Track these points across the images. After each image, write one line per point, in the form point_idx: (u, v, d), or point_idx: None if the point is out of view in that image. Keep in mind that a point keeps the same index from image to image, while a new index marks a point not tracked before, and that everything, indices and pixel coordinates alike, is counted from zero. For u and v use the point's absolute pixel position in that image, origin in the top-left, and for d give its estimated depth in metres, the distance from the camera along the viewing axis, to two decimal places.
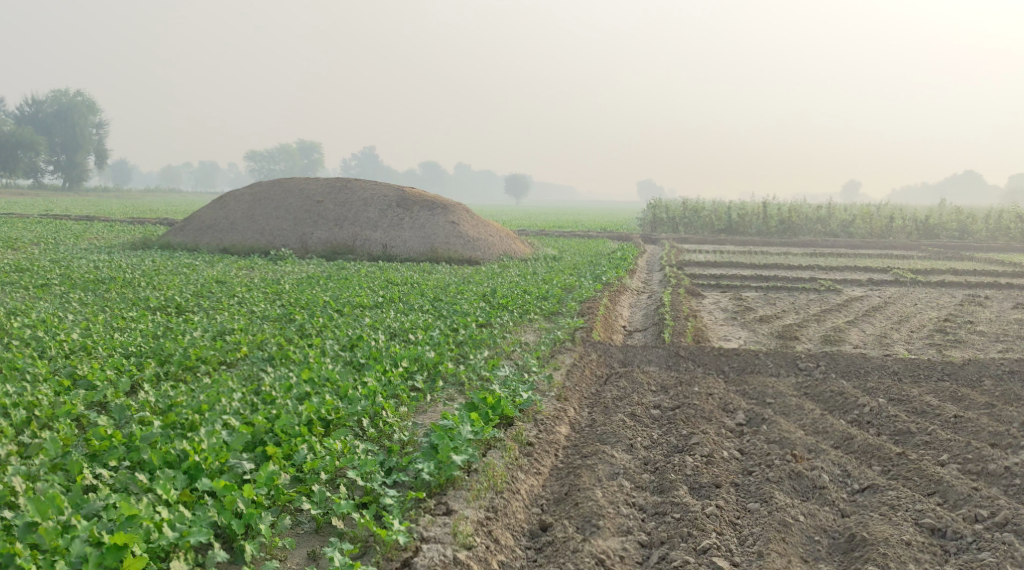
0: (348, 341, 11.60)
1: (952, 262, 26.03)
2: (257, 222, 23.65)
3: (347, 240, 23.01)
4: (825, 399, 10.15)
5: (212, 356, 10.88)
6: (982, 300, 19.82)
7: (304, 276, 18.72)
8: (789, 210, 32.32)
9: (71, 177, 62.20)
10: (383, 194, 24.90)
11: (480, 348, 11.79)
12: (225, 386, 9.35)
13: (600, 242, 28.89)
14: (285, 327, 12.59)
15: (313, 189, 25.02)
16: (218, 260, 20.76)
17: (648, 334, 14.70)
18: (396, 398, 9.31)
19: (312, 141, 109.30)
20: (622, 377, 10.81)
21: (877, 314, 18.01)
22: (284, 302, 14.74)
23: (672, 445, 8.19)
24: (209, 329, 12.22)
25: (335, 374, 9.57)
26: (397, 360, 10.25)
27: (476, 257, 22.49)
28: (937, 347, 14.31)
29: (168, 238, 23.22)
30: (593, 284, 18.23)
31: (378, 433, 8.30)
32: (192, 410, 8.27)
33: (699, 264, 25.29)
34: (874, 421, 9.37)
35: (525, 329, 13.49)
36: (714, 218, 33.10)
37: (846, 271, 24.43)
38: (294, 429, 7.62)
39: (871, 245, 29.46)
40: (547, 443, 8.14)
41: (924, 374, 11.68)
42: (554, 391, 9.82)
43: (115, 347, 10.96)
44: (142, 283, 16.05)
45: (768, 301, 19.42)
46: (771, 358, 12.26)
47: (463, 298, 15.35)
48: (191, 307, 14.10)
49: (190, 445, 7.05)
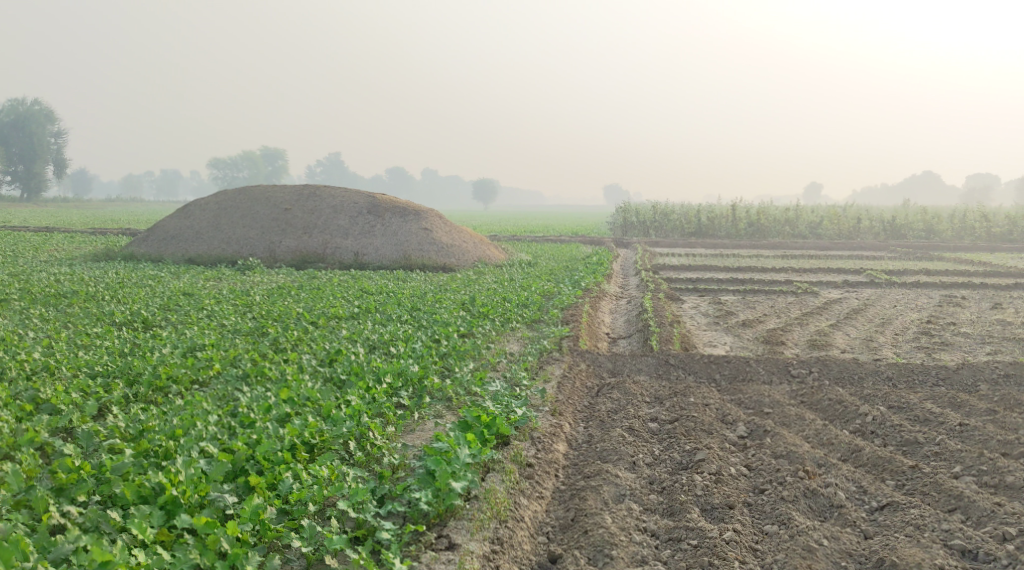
0: (327, 356, 11.13)
1: (924, 262, 25.99)
2: (224, 232, 23.01)
3: (317, 249, 22.46)
4: (824, 408, 9.80)
5: (183, 374, 10.32)
6: (959, 301, 19.71)
7: (275, 286, 18.16)
8: (758, 212, 32.12)
9: (29, 188, 60.63)
10: (353, 201, 24.35)
11: (464, 360, 11.35)
12: (201, 409, 8.82)
13: (573, 247, 28.55)
14: (259, 341, 12.06)
15: (281, 197, 24.40)
16: (184, 271, 20.12)
17: (634, 342, 14.31)
18: (382, 417, 8.86)
19: (275, 149, 108.10)
20: (614, 388, 10.41)
21: (858, 317, 17.77)
22: (256, 314, 14.19)
23: (677, 462, 7.84)
24: (179, 345, 11.67)
25: (316, 393, 9.09)
26: (381, 375, 9.76)
27: (450, 264, 22.00)
28: (925, 350, 14.10)
29: (132, 248, 22.49)
30: (573, 291, 17.83)
31: (366, 457, 7.86)
32: (166, 436, 7.75)
33: (674, 268, 25.02)
34: (879, 430, 9.06)
35: (509, 338, 13.05)
36: (684, 221, 32.86)
37: (820, 273, 24.22)
38: (277, 455, 7.15)
39: (841, 246, 29.36)
40: (547, 463, 7.73)
41: (919, 379, 11.39)
42: (548, 405, 9.37)
43: (79, 366, 10.38)
44: (106, 297, 15.42)
45: (747, 304, 19.17)
46: (763, 364, 11.90)
47: (442, 307, 14.89)
48: (159, 322, 13.51)
49: (166, 476, 6.56)
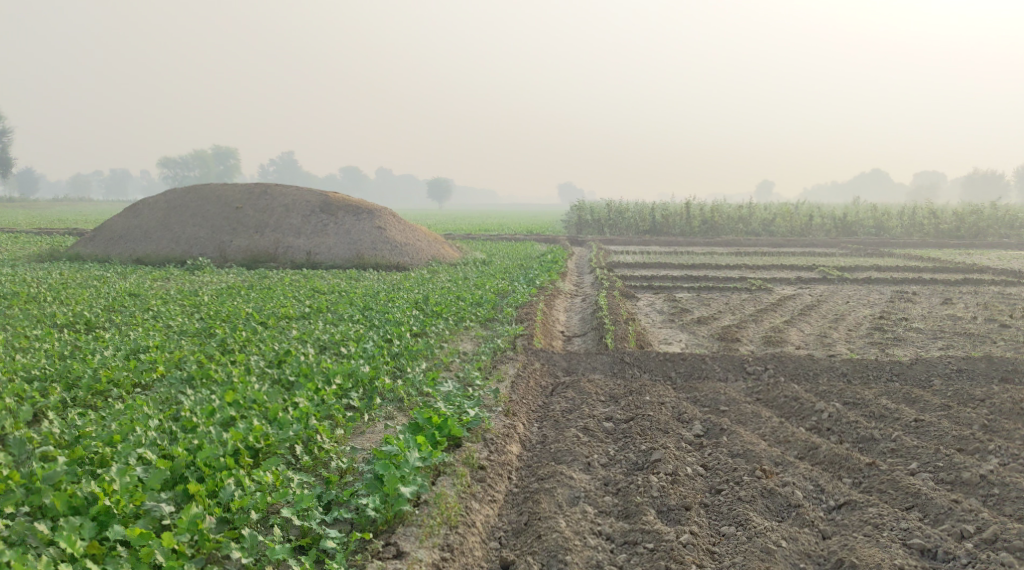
0: (275, 358, 10.82)
1: (875, 258, 26.21)
2: (173, 231, 22.50)
3: (268, 248, 22.03)
4: (779, 405, 9.72)
5: (125, 378, 9.95)
6: (911, 296, 19.87)
7: (225, 286, 17.74)
8: (712, 210, 32.21)
9: None
10: (305, 199, 23.94)
11: (417, 360, 11.10)
12: (141, 414, 8.48)
13: (528, 246, 28.40)
14: (205, 342, 11.71)
15: (232, 195, 23.92)
16: (131, 271, 19.62)
17: (589, 340, 14.18)
18: (331, 420, 8.60)
19: (228, 149, 106.62)
20: (569, 388, 10.23)
21: (812, 313, 17.81)
22: (204, 315, 13.80)
23: (633, 463, 7.69)
24: (122, 347, 11.28)
25: (262, 395, 8.79)
26: (330, 377, 9.47)
27: (404, 263, 21.69)
28: (879, 346, 14.14)
29: (77, 248, 21.86)
30: (527, 288, 17.66)
31: (313, 461, 7.62)
32: (103, 442, 7.42)
33: (628, 265, 24.97)
34: (835, 427, 9.00)
35: (462, 338, 12.81)
36: (639, 219, 32.88)
37: (774, 269, 24.33)
38: (219, 461, 6.86)
39: (794, 243, 29.53)
40: (499, 465, 7.54)
41: (874, 375, 11.38)
42: (502, 405, 9.14)
43: (16, 370, 9.95)
44: (48, 298, 14.93)
45: (702, 301, 19.15)
46: (719, 361, 11.81)
47: (395, 306, 14.61)
48: (102, 324, 13.08)
49: (99, 485, 6.30)
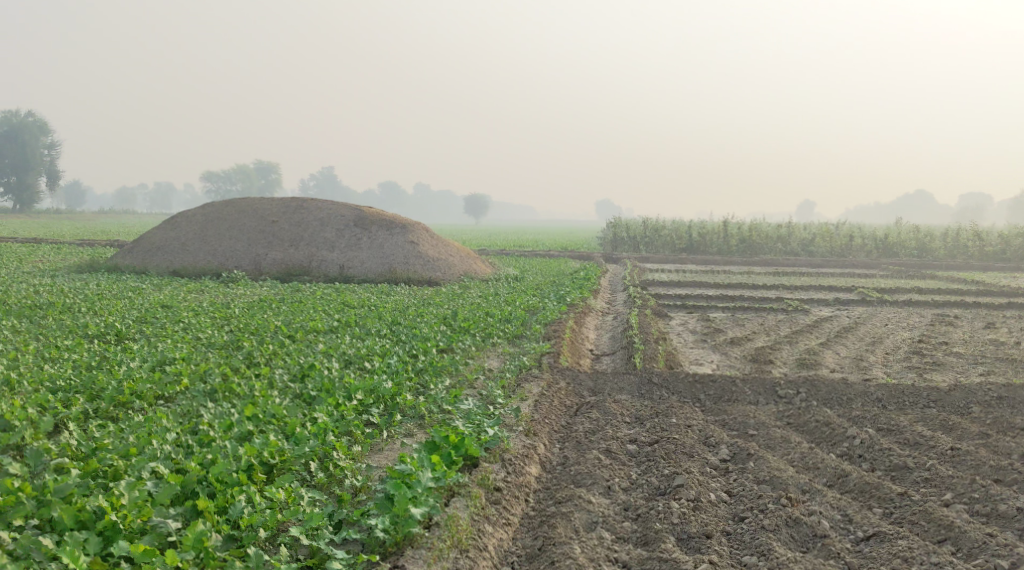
0: (299, 371, 10.72)
1: (917, 280, 25.68)
2: (209, 244, 22.63)
3: (302, 261, 22.07)
4: (810, 430, 9.43)
5: (148, 390, 9.91)
6: (952, 320, 19.39)
7: (256, 299, 17.79)
8: (750, 229, 31.84)
9: (22, 200, 56.50)
10: (339, 213, 23.99)
11: (441, 376, 10.95)
12: (159, 426, 8.40)
13: (562, 262, 28.22)
14: (232, 355, 11.66)
15: (268, 209, 24.05)
16: (166, 283, 19.75)
17: (617, 360, 13.95)
18: (349, 436, 8.46)
19: (269, 163, 107.86)
20: (593, 408, 10.02)
21: (849, 336, 17.42)
22: (233, 327, 13.77)
23: (655, 487, 7.54)
24: (148, 358, 11.26)
25: (282, 410, 8.68)
26: (351, 392, 9.35)
27: (436, 278, 21.59)
28: (917, 370, 13.76)
29: (116, 260, 22.04)
30: (558, 306, 17.48)
31: (327, 478, 7.47)
32: (119, 455, 7.37)
33: (663, 283, 24.70)
34: (867, 454, 8.70)
35: (489, 354, 12.64)
36: (675, 237, 32.58)
37: (812, 290, 23.92)
38: (231, 477, 6.83)
39: (834, 264, 29.04)
40: (516, 487, 7.44)
41: (910, 401, 11.03)
42: (522, 425, 8.97)
43: (42, 381, 9.95)
44: (82, 308, 15.03)
45: (736, 322, 18.83)
46: (750, 384, 11.53)
47: (423, 321, 14.50)
48: (132, 335, 13.09)
49: (107, 500, 6.34)
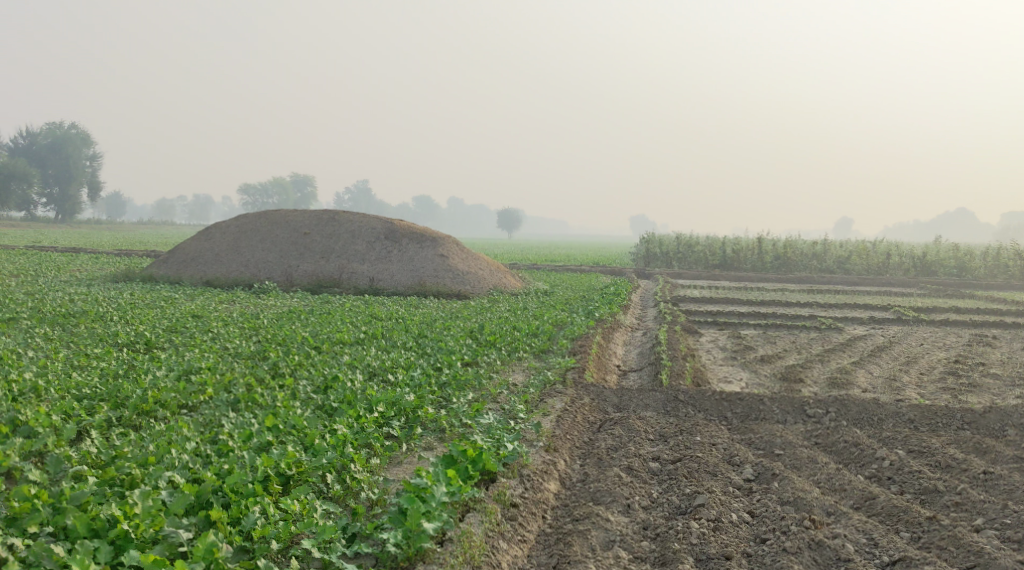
0: (323, 383, 10.68)
1: (954, 299, 25.23)
2: (242, 255, 22.77)
3: (332, 273, 22.14)
4: (838, 450, 9.23)
5: (172, 399, 9.91)
6: (990, 341, 18.98)
7: (286, 310, 17.86)
8: (785, 246, 31.48)
9: (64, 210, 57.38)
10: (370, 226, 24.05)
11: (464, 390, 10.87)
12: (179, 435, 8.38)
13: (593, 277, 28.08)
14: (257, 365, 11.67)
15: (300, 221, 24.16)
16: (199, 293, 19.89)
17: (644, 376, 13.79)
18: (368, 448, 8.41)
19: (305, 176, 108.76)
20: (616, 424, 9.89)
21: (883, 355, 17.11)
22: (260, 338, 13.78)
23: (675, 506, 7.48)
24: (174, 367, 11.28)
25: (302, 420, 8.63)
26: (373, 404, 9.29)
27: (465, 291, 21.54)
28: (952, 391, 13.46)
29: (150, 270, 22.23)
30: (586, 321, 17.35)
31: (344, 490, 7.43)
32: (137, 463, 7.36)
33: (695, 300, 24.46)
34: (896, 477, 8.50)
35: (514, 368, 12.55)
36: (708, 253, 32.31)
37: (847, 308, 23.57)
38: (246, 487, 6.93)
39: (870, 282, 28.62)
40: (533, 504, 7.43)
41: (943, 423, 10.76)
42: (543, 440, 8.88)
43: (68, 389, 9.98)
44: (114, 317, 15.17)
45: (768, 339, 18.58)
46: (778, 403, 11.33)
47: (449, 335, 14.43)
48: (161, 344, 13.14)
49: (121, 509, 6.51)
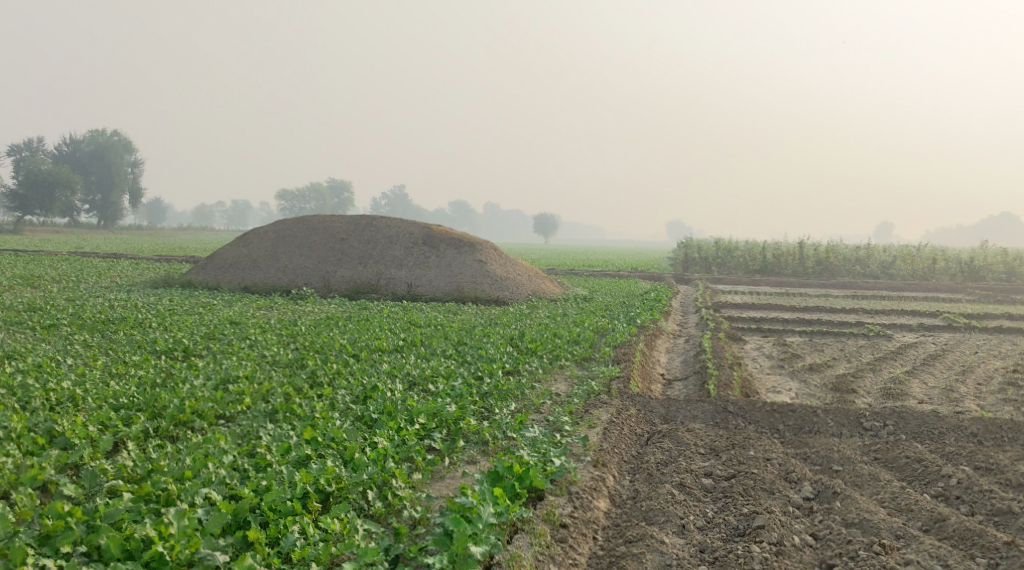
0: (361, 393, 10.40)
1: (1005, 306, 24.50)
2: (280, 261, 22.62)
3: (371, 279, 21.92)
4: (900, 467, 8.76)
5: (209, 409, 9.66)
6: None
7: (323, 316, 17.68)
8: (826, 251, 30.81)
9: (106, 216, 57.91)
10: (408, 231, 23.82)
11: (506, 400, 10.53)
12: (216, 448, 8.12)
13: (631, 282, 27.62)
14: (295, 374, 11.40)
15: (338, 227, 23.97)
16: (238, 299, 19.79)
17: (690, 386, 13.38)
18: (410, 462, 8.11)
19: (342, 182, 109.27)
20: (665, 437, 9.51)
21: (935, 364, 16.54)
22: (298, 346, 13.54)
23: (732, 527, 7.25)
24: (212, 376, 11.04)
25: (342, 433, 8.31)
26: (413, 416, 8.98)
27: (504, 297, 21.24)
28: (1013, 403, 12.90)
29: (189, 276, 22.14)
30: (628, 328, 16.95)
31: (385, 508, 7.14)
32: (173, 478, 7.14)
33: (737, 305, 23.97)
34: (965, 496, 8.04)
35: (556, 377, 12.19)
36: (748, 258, 31.69)
37: (893, 314, 22.95)
38: (285, 505, 6.82)
39: (916, 288, 27.89)
40: (584, 523, 7.17)
41: (1008, 437, 10.27)
42: (590, 454, 8.52)
43: (106, 398, 9.77)
44: (153, 323, 15.06)
45: (815, 347, 18.06)
46: (832, 415, 10.86)
47: (489, 342, 14.11)
48: (199, 351, 12.95)
49: (156, 528, 6.38)
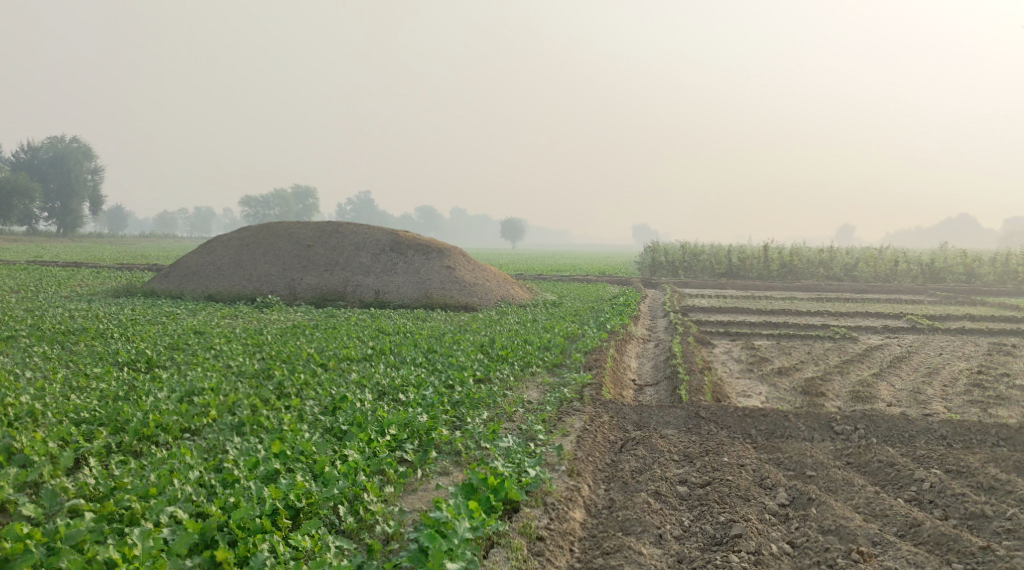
0: (330, 404, 10.21)
1: (967, 307, 24.78)
2: (245, 269, 22.31)
3: (337, 286, 21.69)
4: (873, 471, 8.75)
5: (174, 423, 9.42)
6: (1010, 349, 18.51)
7: (290, 325, 17.43)
8: (791, 253, 31.01)
9: (66, 224, 56.87)
10: (375, 238, 23.60)
11: (478, 409, 10.41)
12: (182, 464, 7.91)
13: (599, 287, 27.59)
14: (263, 385, 11.18)
15: (304, 234, 23.70)
16: (202, 308, 19.48)
17: (661, 391, 13.33)
18: (382, 475, 7.96)
19: (307, 189, 108.48)
20: (639, 444, 9.44)
21: (902, 366, 16.63)
22: (265, 355, 13.31)
23: (709, 536, 7.26)
24: (176, 388, 10.79)
25: (311, 446, 8.12)
26: (384, 427, 8.81)
27: (473, 303, 21.11)
28: (979, 405, 13.00)
29: (152, 285, 21.76)
30: (598, 333, 16.89)
31: (357, 524, 7.02)
32: (137, 496, 6.97)
33: (705, 309, 24.03)
34: (938, 500, 8.06)
35: (527, 384, 12.08)
36: (714, 261, 31.79)
37: (859, 317, 23.12)
38: (255, 522, 6.71)
39: (880, 289, 28.14)
40: (560, 535, 7.13)
41: (977, 439, 10.31)
42: (565, 464, 8.44)
43: (66, 412, 9.50)
44: (115, 334, 14.75)
45: (783, 350, 18.12)
46: (804, 419, 10.86)
47: (459, 350, 13.97)
48: (163, 362, 12.68)
49: (120, 551, 6.30)
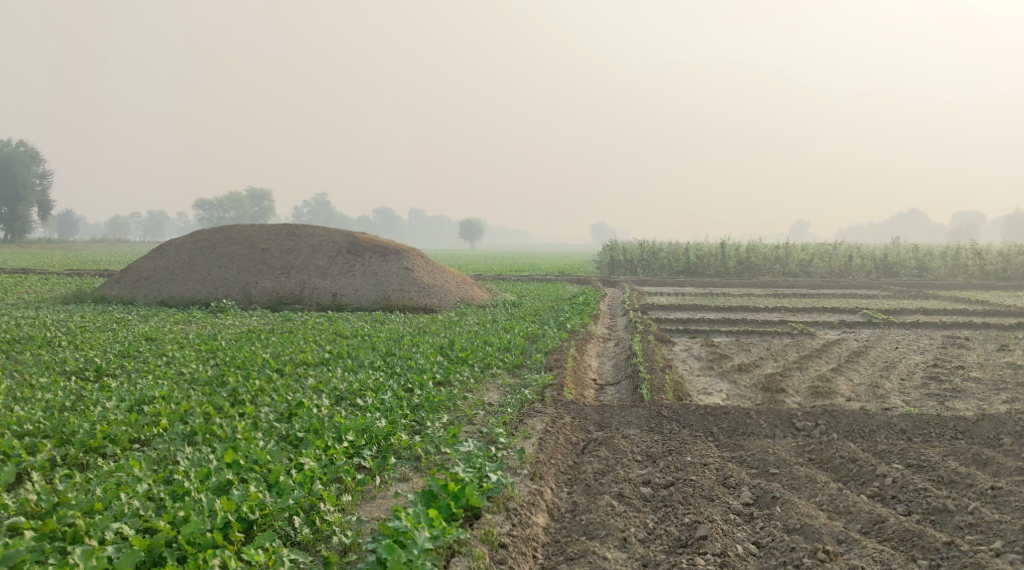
0: (286, 411, 9.96)
1: (920, 301, 25.06)
2: (198, 274, 21.86)
3: (293, 290, 21.35)
4: (836, 467, 8.69)
5: (123, 433, 9.11)
6: (963, 342, 18.72)
7: (244, 329, 17.07)
8: (747, 250, 31.18)
9: (13, 231, 55.68)
10: (331, 240, 23.26)
11: (438, 413, 10.22)
12: (129, 477, 7.60)
13: (559, 286, 27.51)
14: (216, 392, 10.88)
15: (258, 237, 23.28)
16: (154, 314, 19.04)
17: (622, 390, 13.23)
18: (339, 483, 7.76)
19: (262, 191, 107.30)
20: (601, 445, 9.30)
21: (860, 360, 16.72)
22: (219, 361, 12.98)
23: (674, 538, 7.17)
24: (126, 397, 10.45)
25: (266, 454, 7.87)
26: (341, 433, 8.56)
27: (432, 304, 20.89)
28: (936, 398, 13.08)
29: (102, 291, 21.22)
30: (558, 333, 16.77)
31: (313, 535, 6.87)
32: (82, 511, 6.73)
33: (663, 307, 24.04)
34: (901, 495, 8.03)
35: (488, 386, 11.90)
36: (672, 259, 31.86)
37: (815, 312, 23.27)
38: (205, 536, 6.51)
39: (835, 285, 28.36)
40: (523, 542, 7.00)
41: (936, 432, 10.33)
42: (527, 467, 8.28)
43: (9, 424, 9.15)
44: (63, 342, 14.32)
45: (741, 347, 18.14)
46: (765, 416, 10.81)
47: (418, 352, 13.75)
48: (112, 370, 12.31)
49: None
